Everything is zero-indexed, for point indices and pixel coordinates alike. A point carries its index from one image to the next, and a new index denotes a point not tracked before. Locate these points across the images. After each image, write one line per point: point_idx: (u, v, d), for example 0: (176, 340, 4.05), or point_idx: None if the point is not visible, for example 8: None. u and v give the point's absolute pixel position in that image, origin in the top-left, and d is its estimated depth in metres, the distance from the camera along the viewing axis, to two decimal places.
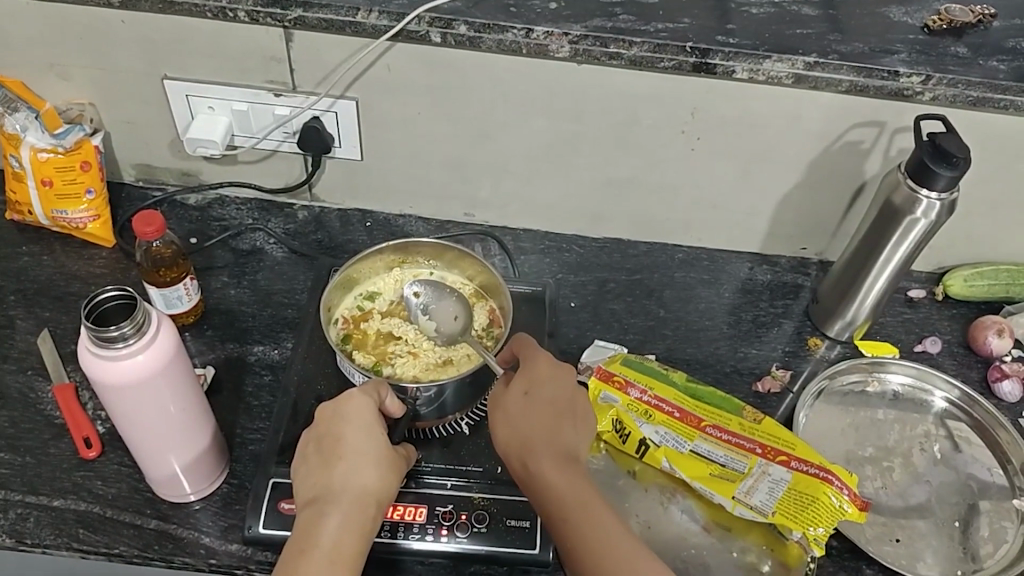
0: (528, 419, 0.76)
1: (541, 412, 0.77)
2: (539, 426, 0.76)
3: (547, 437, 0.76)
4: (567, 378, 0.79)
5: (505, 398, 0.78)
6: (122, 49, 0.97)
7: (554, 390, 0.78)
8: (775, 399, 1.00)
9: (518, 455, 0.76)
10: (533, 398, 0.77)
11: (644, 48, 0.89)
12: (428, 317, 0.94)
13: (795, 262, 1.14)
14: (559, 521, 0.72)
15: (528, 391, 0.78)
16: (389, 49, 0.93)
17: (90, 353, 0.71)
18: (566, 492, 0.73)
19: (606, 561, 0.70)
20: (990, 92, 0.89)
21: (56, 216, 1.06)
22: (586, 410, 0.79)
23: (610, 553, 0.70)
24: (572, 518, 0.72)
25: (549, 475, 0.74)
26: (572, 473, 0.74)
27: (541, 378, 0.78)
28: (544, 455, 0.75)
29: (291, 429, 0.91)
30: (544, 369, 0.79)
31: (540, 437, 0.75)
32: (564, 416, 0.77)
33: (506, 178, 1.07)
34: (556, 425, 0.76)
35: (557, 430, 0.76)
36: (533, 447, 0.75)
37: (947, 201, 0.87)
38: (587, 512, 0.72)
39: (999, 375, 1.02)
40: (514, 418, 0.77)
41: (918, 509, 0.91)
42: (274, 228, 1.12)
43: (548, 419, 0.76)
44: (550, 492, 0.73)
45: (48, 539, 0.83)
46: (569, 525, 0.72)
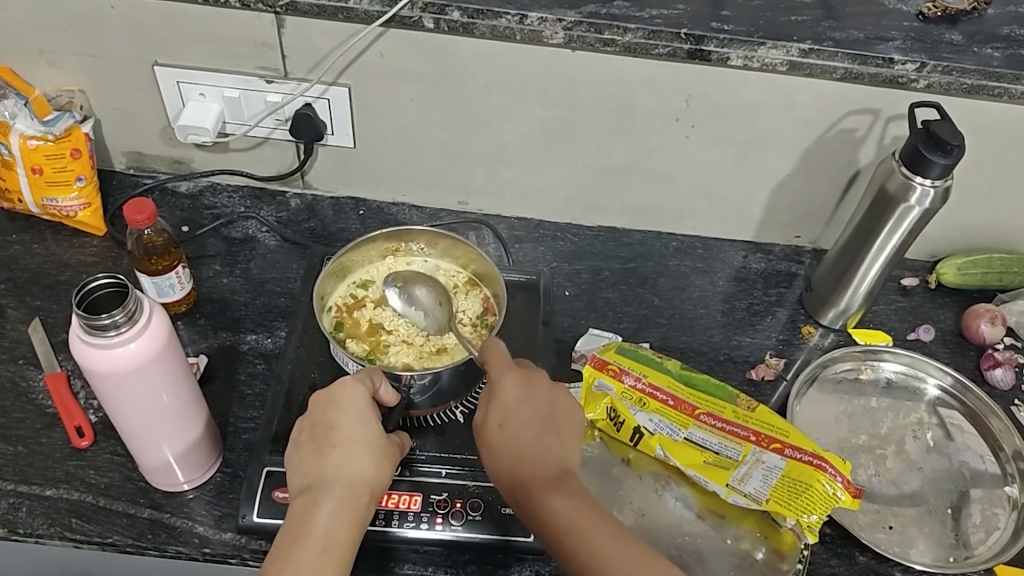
0: (511, 443, 0.75)
1: (523, 433, 0.76)
2: (524, 447, 0.75)
3: (537, 458, 0.75)
4: (541, 389, 0.78)
5: (483, 427, 0.77)
6: (113, 35, 0.96)
7: (530, 405, 0.77)
8: (768, 386, 1.00)
9: (511, 482, 0.75)
10: (510, 421, 0.76)
11: (639, 35, 0.89)
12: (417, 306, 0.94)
13: (789, 250, 1.14)
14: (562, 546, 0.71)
15: (504, 414, 0.76)
16: (381, 35, 0.93)
17: (82, 341, 0.70)
18: (565, 514, 0.72)
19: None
20: (984, 80, 0.89)
21: (46, 204, 1.05)
22: (564, 422, 0.77)
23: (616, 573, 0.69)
24: (572, 540, 0.71)
25: (542, 496, 0.73)
26: (568, 493, 0.74)
27: (514, 397, 0.77)
28: (535, 476, 0.74)
29: (285, 417, 0.90)
30: (513, 385, 0.77)
31: (530, 458, 0.75)
32: (547, 432, 0.76)
33: (499, 166, 1.07)
34: (542, 445, 0.76)
35: (544, 449, 0.76)
36: (525, 471, 0.75)
37: (941, 189, 0.87)
38: (587, 530, 0.71)
39: (991, 362, 1.03)
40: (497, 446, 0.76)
41: (911, 496, 0.92)
42: (266, 216, 1.12)
43: (532, 440, 0.76)
44: (546, 515, 0.73)
45: (41, 528, 0.83)
46: (569, 544, 0.71)
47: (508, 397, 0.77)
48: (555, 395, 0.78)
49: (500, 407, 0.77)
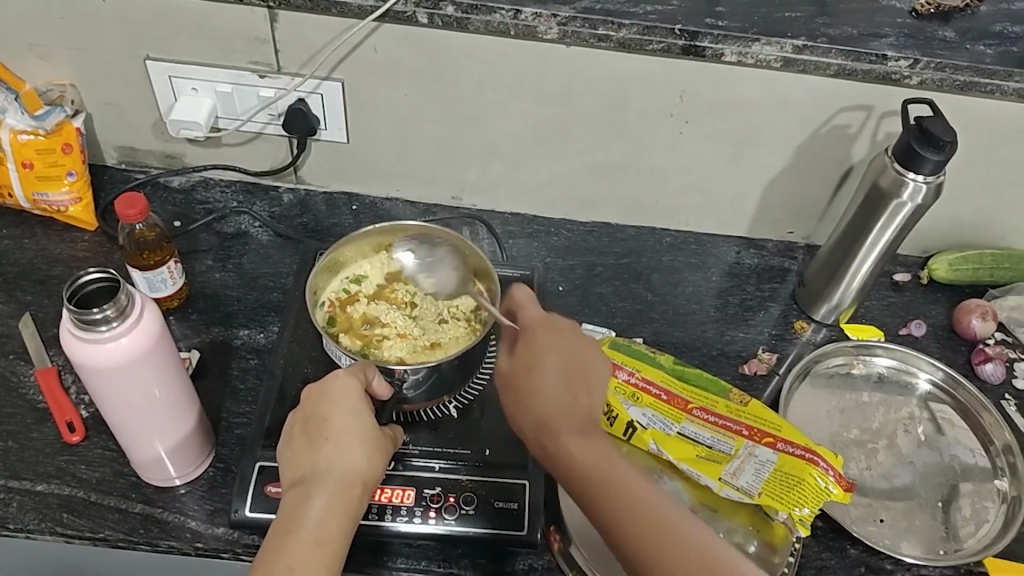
0: (538, 388, 0.75)
1: (551, 378, 0.75)
2: (553, 393, 0.74)
3: (562, 403, 0.74)
4: (571, 342, 0.78)
5: (511, 370, 0.76)
6: (104, 29, 0.95)
7: (558, 355, 0.76)
8: (761, 381, 1.00)
9: (534, 426, 0.74)
10: (538, 367, 0.75)
11: (633, 30, 0.89)
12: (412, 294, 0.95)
13: (781, 246, 1.14)
14: (585, 485, 0.70)
15: (533, 359, 0.76)
16: (375, 30, 0.92)
17: (73, 336, 0.70)
18: (592, 457, 0.71)
19: (632, 519, 0.67)
20: (977, 76, 0.89)
21: (37, 199, 1.04)
22: (595, 372, 0.77)
23: (640, 511, 0.68)
24: (596, 480, 0.70)
25: (568, 440, 0.72)
26: (593, 440, 0.73)
27: (543, 345, 0.77)
28: (561, 418, 0.73)
29: (278, 412, 0.90)
30: (545, 335, 0.77)
31: (556, 402, 0.74)
32: (573, 381, 0.76)
33: (493, 161, 1.07)
34: (570, 392, 0.75)
35: (571, 397, 0.75)
36: (551, 414, 0.73)
37: (933, 185, 0.88)
38: (612, 471, 0.70)
39: (982, 357, 1.04)
40: (523, 390, 0.75)
41: (902, 490, 0.92)
42: (259, 211, 1.11)
43: (560, 385, 0.75)
44: (571, 457, 0.72)
45: (31, 524, 0.83)
46: (592, 482, 0.70)
47: (539, 346, 0.77)
48: (584, 349, 0.78)
49: (530, 354, 0.76)
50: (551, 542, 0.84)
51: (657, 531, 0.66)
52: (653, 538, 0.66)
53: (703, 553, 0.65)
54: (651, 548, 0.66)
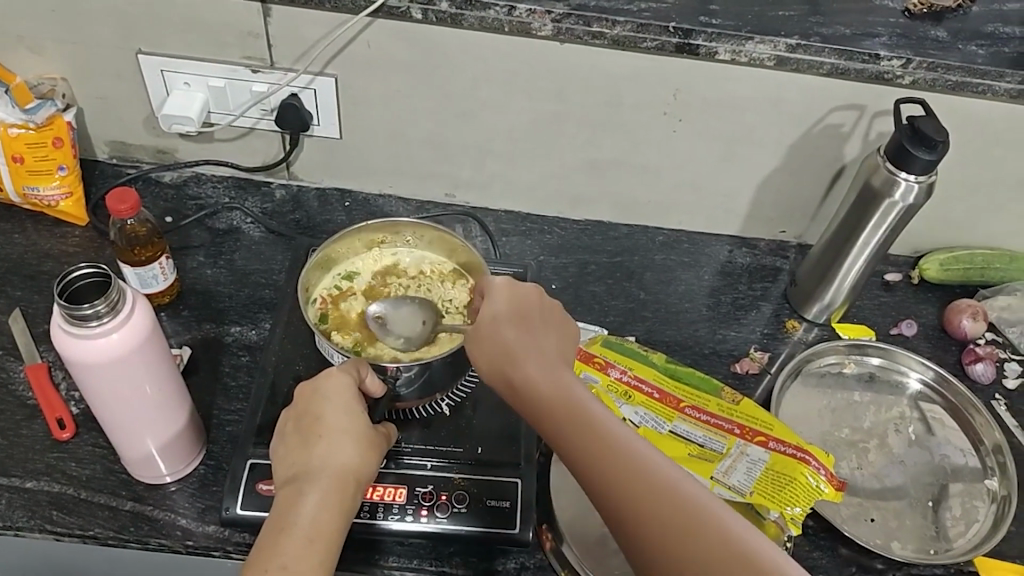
0: (502, 339, 0.70)
1: (514, 330, 0.70)
2: (516, 338, 0.69)
3: (529, 347, 0.69)
4: (532, 295, 0.73)
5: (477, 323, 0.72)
6: (96, 22, 0.95)
7: (519, 306, 0.72)
8: (752, 380, 1.01)
9: (503, 374, 0.69)
10: (502, 319, 0.70)
11: (627, 28, 0.89)
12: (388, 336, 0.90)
13: (774, 245, 1.14)
14: (569, 444, 0.64)
15: (499, 312, 0.71)
16: (369, 25, 0.92)
17: (63, 331, 0.70)
18: (563, 400, 0.65)
19: (620, 484, 0.60)
20: (969, 77, 0.90)
21: (27, 193, 1.03)
22: (558, 321, 0.73)
23: (629, 474, 0.60)
24: (573, 429, 0.64)
25: (541, 387, 0.66)
26: (563, 381, 0.67)
27: (504, 299, 0.72)
28: (528, 366, 0.68)
29: (269, 409, 0.90)
30: (505, 290, 0.72)
31: (522, 346, 0.69)
32: (539, 332, 0.71)
33: (487, 158, 1.07)
34: (535, 337, 0.70)
35: (537, 348, 0.69)
36: (520, 361, 0.68)
37: (924, 185, 0.88)
38: (591, 420, 0.64)
39: (972, 357, 1.04)
40: (488, 340, 0.70)
41: (893, 490, 0.92)
42: (251, 207, 1.11)
43: (522, 331, 0.70)
44: (549, 407, 0.66)
45: (21, 521, 0.82)
46: (577, 440, 0.63)
47: (497, 299, 0.72)
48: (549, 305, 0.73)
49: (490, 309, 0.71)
50: (543, 540, 0.85)
51: (648, 494, 0.59)
52: (644, 502, 0.59)
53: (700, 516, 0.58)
54: (642, 514, 0.59)
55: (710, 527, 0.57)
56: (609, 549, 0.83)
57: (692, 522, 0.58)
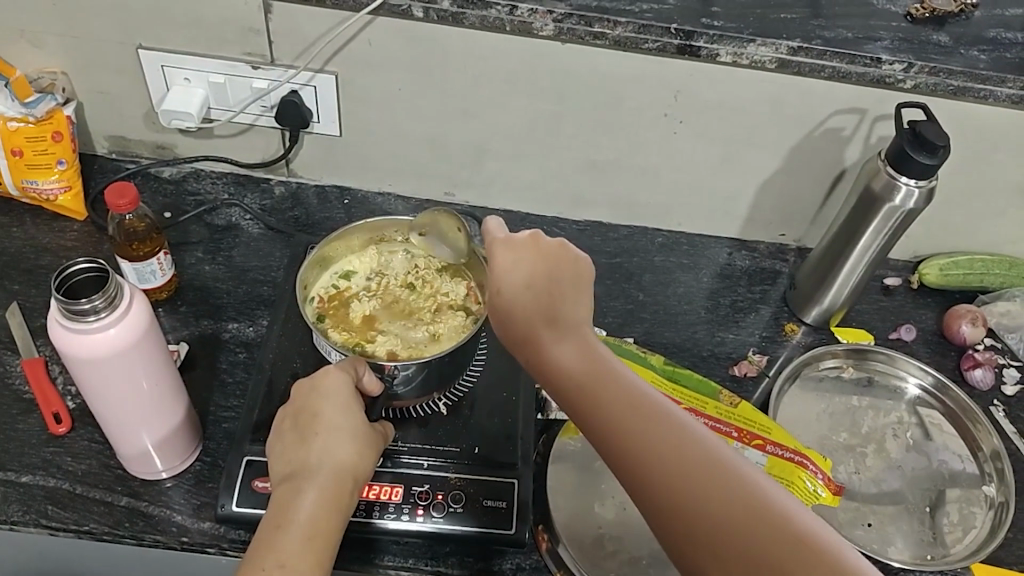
0: (520, 316, 0.63)
1: (531, 304, 0.62)
2: (525, 307, 0.63)
3: (541, 316, 0.62)
4: (542, 253, 0.64)
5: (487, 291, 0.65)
6: (96, 16, 0.94)
7: (533, 270, 0.63)
8: (750, 383, 1.00)
9: (518, 344, 0.64)
10: (513, 291, 0.63)
11: (629, 29, 0.89)
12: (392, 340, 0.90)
13: (773, 248, 1.14)
14: (608, 436, 0.58)
15: (505, 279, 0.63)
16: (369, 23, 0.92)
17: (61, 326, 0.69)
18: (580, 371, 0.61)
19: (668, 482, 0.55)
20: (971, 82, 0.89)
21: (26, 187, 1.03)
22: (573, 275, 0.64)
23: (676, 472, 0.55)
24: (585, 400, 0.60)
25: (557, 360, 0.62)
26: (581, 350, 0.62)
27: (509, 266, 0.64)
28: (550, 347, 0.62)
29: (266, 407, 0.89)
30: (510, 254, 0.64)
31: (533, 317, 0.62)
32: (559, 298, 0.63)
33: (486, 157, 1.07)
34: (546, 306, 0.63)
35: (558, 320, 0.62)
36: (546, 340, 0.62)
37: (925, 189, 0.88)
38: (602, 391, 0.60)
39: (971, 363, 1.04)
40: (497, 308, 0.64)
41: (890, 495, 0.92)
42: (250, 204, 1.11)
43: (530, 299, 0.63)
44: (565, 378, 0.61)
45: (16, 515, 0.82)
46: (616, 434, 0.58)
47: (502, 265, 0.64)
48: (563, 259, 0.64)
49: (497, 277, 0.64)
50: (539, 542, 0.84)
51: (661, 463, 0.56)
52: (696, 502, 0.54)
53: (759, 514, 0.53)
54: (692, 513, 0.54)
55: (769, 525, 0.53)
56: (605, 550, 0.84)
57: (750, 523, 0.53)
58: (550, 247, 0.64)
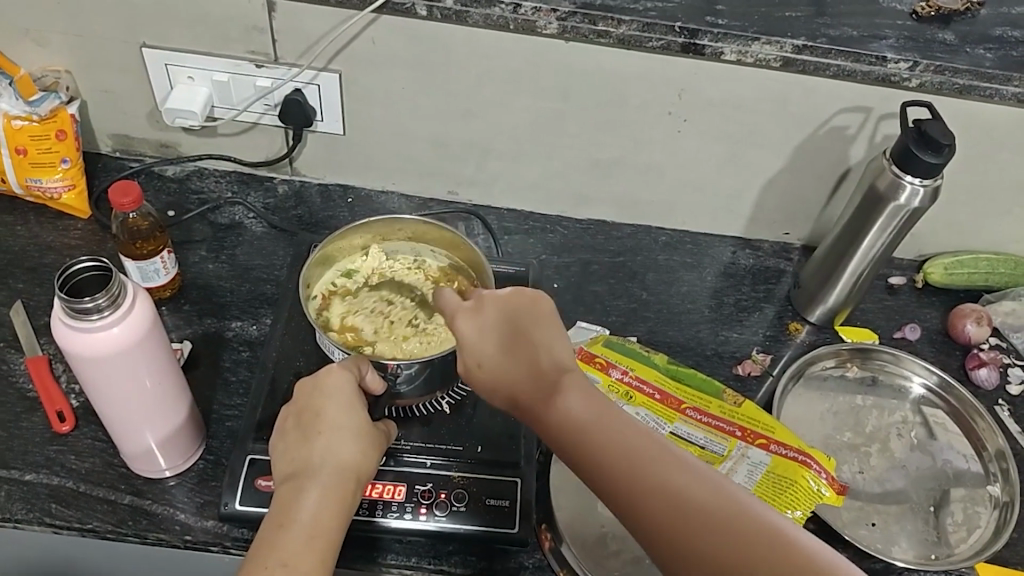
0: (509, 370, 0.62)
1: (514, 353, 0.62)
2: (506, 359, 0.62)
3: (521, 365, 0.62)
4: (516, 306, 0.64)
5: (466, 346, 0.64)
6: (100, 14, 0.94)
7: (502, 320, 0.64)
8: (754, 382, 1.00)
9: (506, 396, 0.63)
10: (493, 348, 0.63)
11: (633, 27, 0.88)
12: (392, 337, 0.89)
13: (777, 247, 1.14)
14: (605, 477, 0.57)
15: (481, 331, 0.64)
16: (373, 21, 0.92)
17: (64, 325, 0.69)
18: (570, 411, 0.59)
19: (671, 519, 0.54)
20: (977, 80, 0.89)
21: (29, 185, 1.03)
22: (547, 322, 0.64)
23: (677, 509, 0.54)
24: (577, 439, 0.58)
25: (549, 407, 0.60)
26: (571, 387, 0.60)
27: (484, 325, 0.64)
28: (540, 390, 0.61)
29: (269, 405, 0.89)
30: (485, 311, 0.64)
31: (514, 368, 0.62)
32: (539, 347, 0.62)
33: (490, 156, 1.06)
34: (524, 354, 0.62)
35: (538, 365, 0.62)
36: (537, 396, 0.61)
37: (930, 188, 0.88)
38: (591, 426, 0.58)
39: (976, 362, 1.03)
40: (482, 362, 0.63)
41: (894, 494, 0.92)
42: (253, 202, 1.11)
43: (509, 351, 0.62)
44: (556, 422, 0.60)
45: (20, 513, 0.82)
46: (613, 474, 0.56)
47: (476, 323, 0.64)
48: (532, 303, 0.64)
49: (473, 336, 0.64)
50: (542, 540, 0.84)
51: (656, 492, 0.55)
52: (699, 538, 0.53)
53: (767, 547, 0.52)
54: (693, 540, 0.53)
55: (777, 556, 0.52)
56: (608, 549, 0.83)
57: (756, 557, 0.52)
58: (523, 296, 0.65)
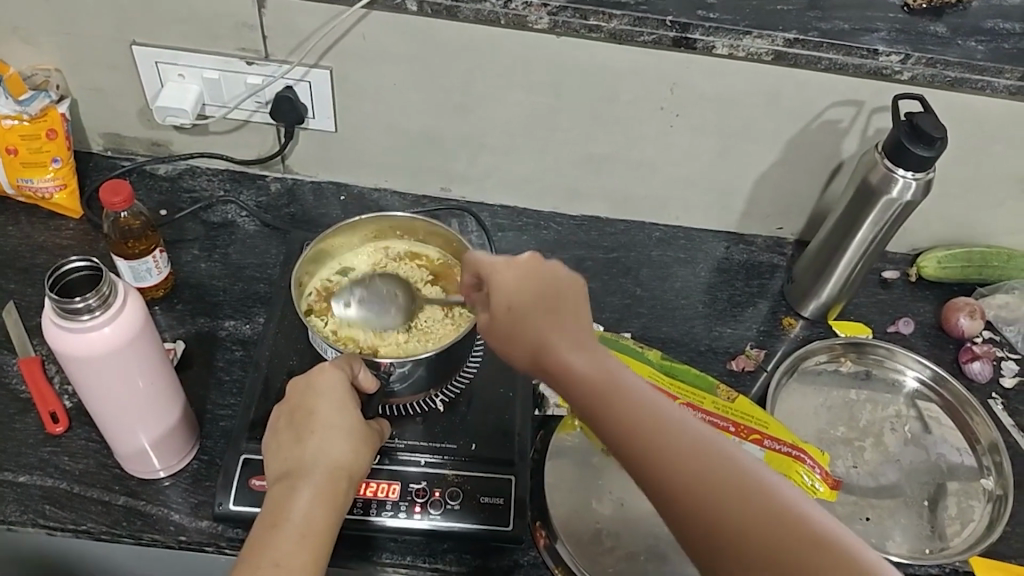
0: (535, 338, 0.63)
1: (544, 321, 0.63)
2: (536, 327, 0.63)
3: (550, 334, 0.62)
4: (541, 267, 0.64)
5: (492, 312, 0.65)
6: (89, 13, 0.94)
7: (536, 288, 0.63)
8: (748, 377, 1.00)
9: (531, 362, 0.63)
10: (519, 304, 0.63)
11: (624, 21, 0.88)
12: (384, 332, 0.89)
13: (770, 241, 1.14)
14: (621, 440, 0.59)
15: (511, 297, 0.63)
16: (363, 18, 0.91)
17: (55, 325, 0.69)
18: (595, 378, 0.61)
19: (687, 485, 0.56)
20: (968, 73, 0.89)
21: (20, 185, 1.03)
22: (575, 293, 0.64)
23: (701, 485, 0.56)
24: (603, 409, 0.60)
25: (576, 374, 0.61)
26: (595, 358, 0.62)
27: (513, 280, 0.64)
28: (569, 357, 0.62)
29: (263, 405, 0.89)
30: (510, 267, 0.64)
31: (543, 336, 0.62)
32: (568, 317, 0.63)
33: (482, 152, 1.06)
34: (553, 322, 0.63)
35: (566, 333, 0.63)
36: (556, 354, 0.62)
37: (922, 181, 0.87)
38: (616, 397, 0.60)
39: (969, 356, 1.04)
40: (507, 331, 0.64)
41: (888, 488, 0.92)
42: (245, 200, 1.10)
43: (541, 319, 0.63)
44: (581, 389, 0.61)
45: (13, 515, 0.82)
46: (638, 447, 0.58)
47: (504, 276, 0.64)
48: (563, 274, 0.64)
49: (500, 291, 0.64)
50: (537, 538, 0.84)
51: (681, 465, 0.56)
52: (713, 504, 0.55)
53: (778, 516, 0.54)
54: (716, 512, 0.55)
55: (788, 527, 0.54)
56: (603, 546, 0.84)
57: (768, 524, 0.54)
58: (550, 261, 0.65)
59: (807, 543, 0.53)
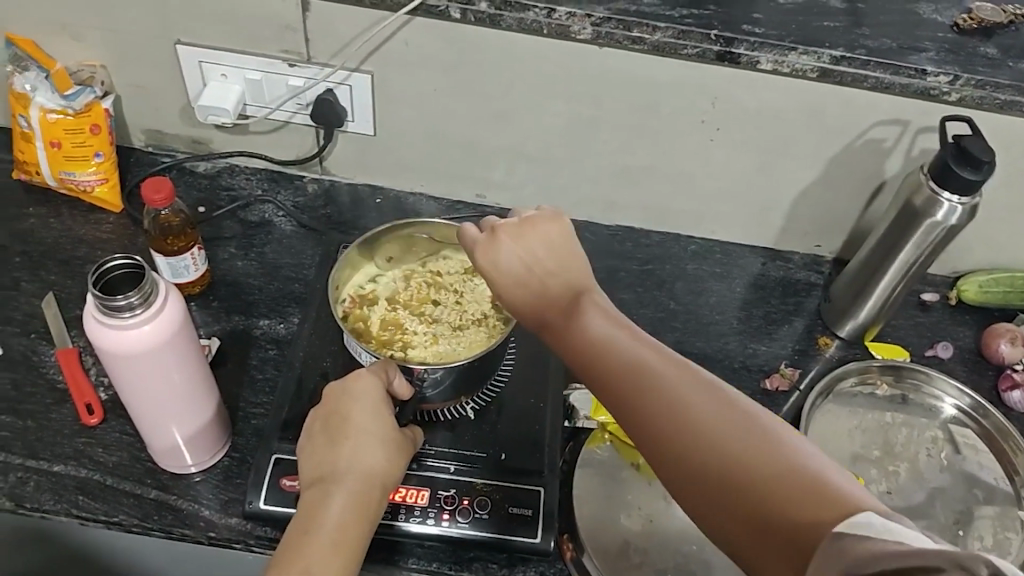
0: (531, 301, 0.69)
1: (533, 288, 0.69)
2: (525, 291, 0.69)
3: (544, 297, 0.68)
4: (526, 234, 0.71)
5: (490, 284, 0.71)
6: (137, 11, 0.95)
7: (523, 257, 0.70)
8: (782, 396, 0.99)
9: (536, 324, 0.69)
10: (511, 274, 0.70)
11: (668, 34, 0.87)
12: (419, 343, 0.90)
13: (807, 259, 1.12)
14: (622, 406, 0.61)
15: (500, 267, 0.70)
16: (407, 23, 0.92)
17: (96, 321, 0.70)
18: (593, 345, 0.64)
19: (682, 446, 0.58)
20: (1018, 96, 0.87)
21: (63, 178, 1.04)
22: (559, 252, 0.70)
23: (696, 443, 0.57)
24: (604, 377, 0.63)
25: (578, 341, 0.65)
26: (592, 325, 0.66)
27: (502, 254, 0.70)
28: (573, 325, 0.66)
29: (295, 405, 0.90)
30: (496, 243, 0.71)
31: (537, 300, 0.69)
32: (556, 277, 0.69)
33: (520, 160, 1.06)
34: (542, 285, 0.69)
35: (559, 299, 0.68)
36: (552, 318, 0.68)
37: (968, 206, 0.86)
38: (613, 360, 0.63)
39: (1009, 384, 1.01)
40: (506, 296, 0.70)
41: (922, 515, 0.91)
42: (283, 200, 1.11)
43: (527, 284, 0.69)
44: (586, 357, 0.64)
45: (47, 504, 0.83)
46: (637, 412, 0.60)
47: (493, 259, 0.71)
48: (544, 237, 0.71)
49: (491, 265, 0.71)
50: (564, 550, 0.83)
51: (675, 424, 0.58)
52: (709, 459, 0.56)
53: (770, 470, 0.55)
54: (710, 467, 0.56)
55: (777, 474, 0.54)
56: (630, 561, 0.83)
57: (759, 475, 0.55)
58: (533, 228, 0.71)
59: (801, 494, 0.53)
